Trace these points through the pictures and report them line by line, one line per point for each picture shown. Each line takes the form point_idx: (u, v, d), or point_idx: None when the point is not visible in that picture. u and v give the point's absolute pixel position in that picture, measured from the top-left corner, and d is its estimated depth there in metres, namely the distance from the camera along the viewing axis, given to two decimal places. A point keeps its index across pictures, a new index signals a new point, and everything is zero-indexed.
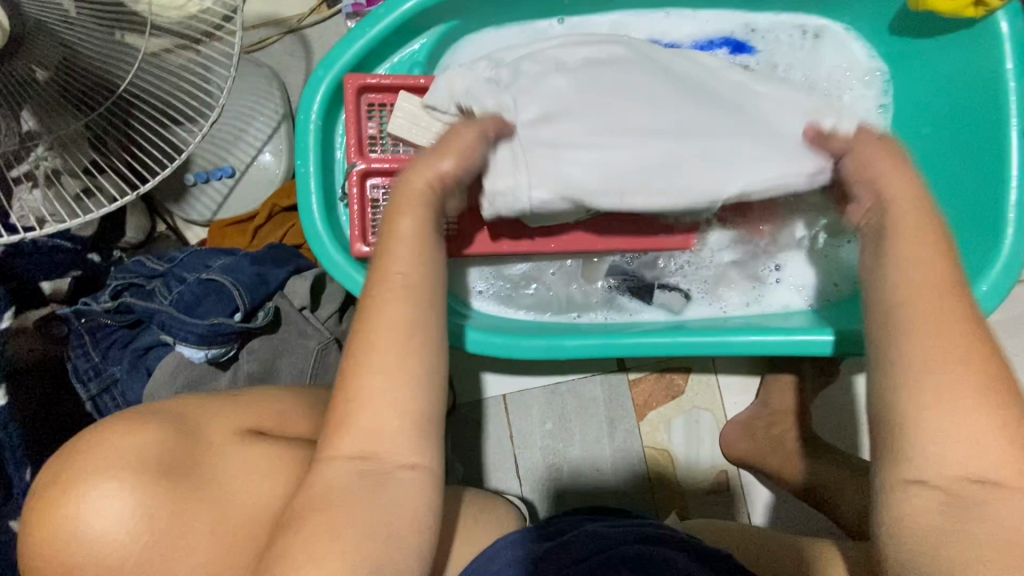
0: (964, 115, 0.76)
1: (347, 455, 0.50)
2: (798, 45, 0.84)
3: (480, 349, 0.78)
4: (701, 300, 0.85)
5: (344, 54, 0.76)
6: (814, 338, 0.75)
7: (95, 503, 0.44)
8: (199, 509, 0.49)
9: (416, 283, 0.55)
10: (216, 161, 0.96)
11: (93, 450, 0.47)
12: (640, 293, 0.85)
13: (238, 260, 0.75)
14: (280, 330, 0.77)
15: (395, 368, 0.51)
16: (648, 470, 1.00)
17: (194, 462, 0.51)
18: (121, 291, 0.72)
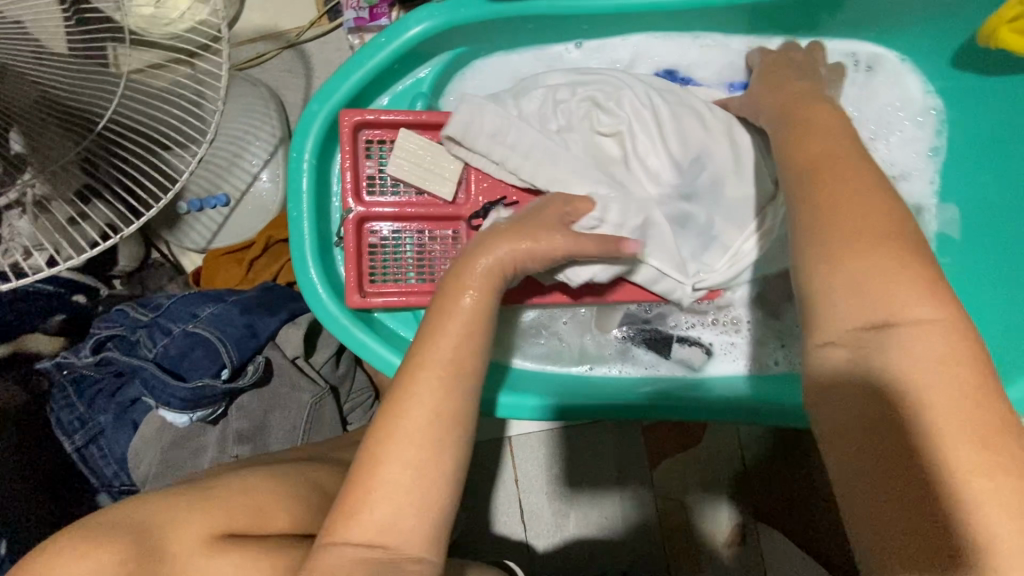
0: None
1: (362, 541, 0.47)
2: (851, 77, 0.75)
3: (508, 414, 0.74)
4: (724, 356, 0.79)
5: (341, 88, 0.70)
6: None
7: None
8: None
9: (457, 363, 0.53)
10: (210, 188, 0.91)
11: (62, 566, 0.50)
12: (657, 346, 0.79)
13: (227, 308, 0.71)
14: (271, 383, 0.72)
15: (410, 457, 0.49)
16: (658, 522, 0.94)
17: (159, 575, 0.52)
18: (104, 343, 0.68)
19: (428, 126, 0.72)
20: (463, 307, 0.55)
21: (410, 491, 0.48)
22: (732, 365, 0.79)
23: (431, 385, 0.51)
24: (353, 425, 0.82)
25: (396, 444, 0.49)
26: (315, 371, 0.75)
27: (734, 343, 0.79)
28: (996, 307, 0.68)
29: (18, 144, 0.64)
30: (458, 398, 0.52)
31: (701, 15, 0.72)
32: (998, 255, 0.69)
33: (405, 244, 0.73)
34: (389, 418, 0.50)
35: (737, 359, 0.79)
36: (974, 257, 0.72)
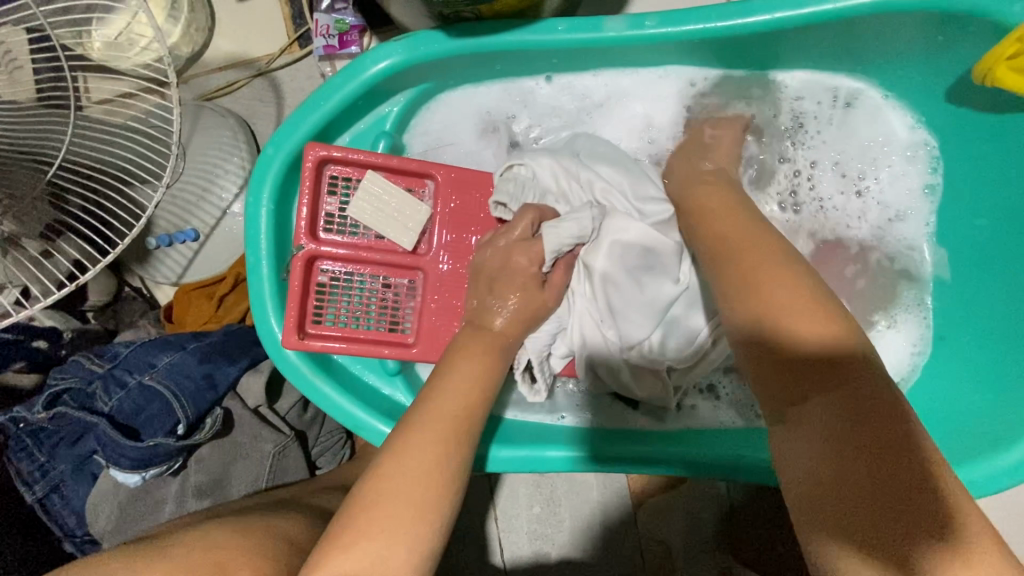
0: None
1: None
2: (827, 115, 0.72)
3: (497, 468, 0.70)
4: (700, 401, 0.76)
5: (296, 129, 0.67)
6: None
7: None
8: None
9: (460, 420, 0.56)
10: (178, 223, 0.89)
11: None
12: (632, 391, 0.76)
13: (185, 358, 0.69)
14: (232, 434, 0.70)
15: (405, 506, 0.49)
16: (643, 562, 0.92)
17: None
18: (58, 397, 0.66)
19: (392, 169, 0.69)
20: (468, 371, 0.60)
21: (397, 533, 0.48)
22: (710, 411, 0.75)
23: (441, 442, 0.54)
24: (322, 470, 0.80)
25: (395, 493, 0.49)
26: (279, 420, 0.73)
27: (710, 388, 0.76)
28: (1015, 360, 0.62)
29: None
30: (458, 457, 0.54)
31: (677, 47, 0.67)
32: (995, 297, 0.65)
33: (367, 288, 0.70)
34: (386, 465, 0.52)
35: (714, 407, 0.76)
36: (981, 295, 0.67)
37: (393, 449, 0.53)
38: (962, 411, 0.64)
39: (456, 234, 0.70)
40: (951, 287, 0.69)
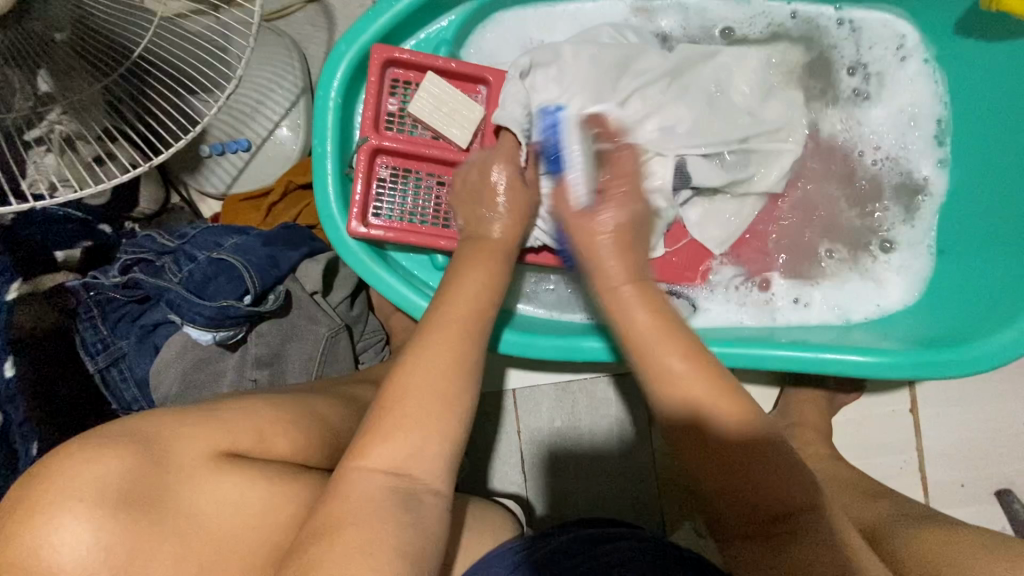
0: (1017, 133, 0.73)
1: (384, 467, 0.49)
2: (885, 53, 0.81)
3: (501, 349, 0.75)
4: (712, 309, 0.81)
5: (369, 28, 0.72)
6: (864, 359, 0.69)
7: (60, 540, 0.45)
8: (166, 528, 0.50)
9: (470, 307, 0.60)
10: (231, 134, 0.93)
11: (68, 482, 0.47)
12: None
13: (250, 240, 0.73)
14: (290, 315, 0.74)
15: (428, 402, 0.52)
16: (656, 475, 0.97)
17: (163, 489, 0.51)
18: (131, 266, 0.72)
19: (454, 75, 0.75)
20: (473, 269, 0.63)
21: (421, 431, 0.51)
22: (724, 315, 0.81)
23: (453, 353, 0.56)
24: (366, 365, 0.84)
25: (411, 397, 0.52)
26: (331, 308, 0.77)
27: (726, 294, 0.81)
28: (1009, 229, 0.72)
29: (46, 83, 0.67)
30: (463, 356, 0.56)
31: None
32: (990, 220, 0.75)
33: (420, 184, 0.76)
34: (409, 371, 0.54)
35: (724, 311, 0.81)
36: (975, 192, 0.77)
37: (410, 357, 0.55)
38: (962, 312, 0.73)
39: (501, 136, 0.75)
40: (958, 210, 0.78)
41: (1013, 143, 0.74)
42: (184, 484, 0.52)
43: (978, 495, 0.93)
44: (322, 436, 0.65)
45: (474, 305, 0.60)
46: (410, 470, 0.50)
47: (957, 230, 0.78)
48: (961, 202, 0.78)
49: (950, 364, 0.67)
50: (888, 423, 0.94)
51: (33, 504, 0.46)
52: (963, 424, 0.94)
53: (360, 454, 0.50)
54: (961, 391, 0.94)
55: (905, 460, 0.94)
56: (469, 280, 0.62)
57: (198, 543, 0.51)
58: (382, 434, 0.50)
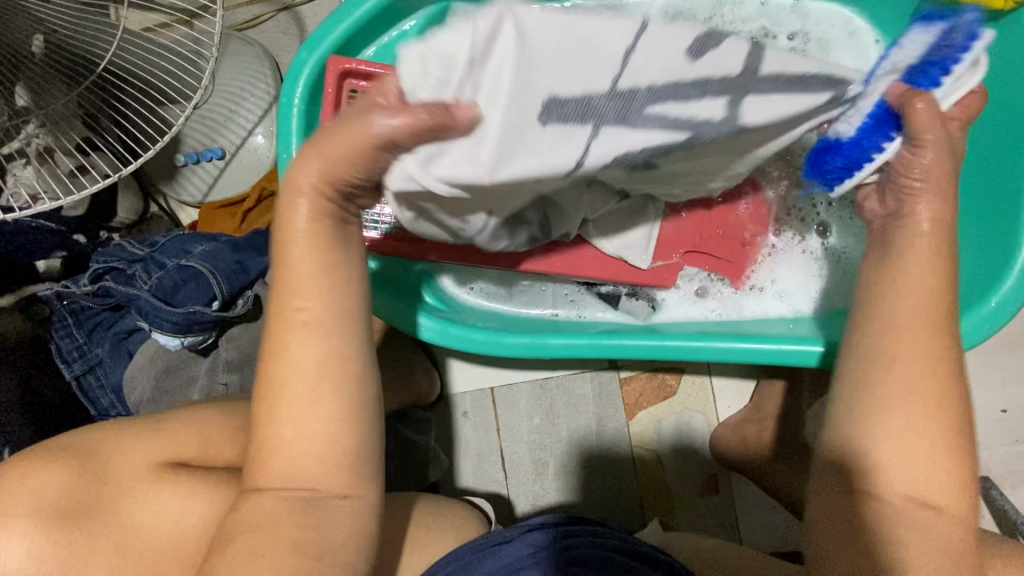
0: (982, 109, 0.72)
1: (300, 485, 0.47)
2: (845, 39, 0.81)
3: (465, 348, 0.76)
4: (671, 307, 0.83)
5: (329, 36, 0.74)
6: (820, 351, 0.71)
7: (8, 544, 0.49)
8: (98, 540, 0.51)
9: (317, 317, 0.48)
10: (206, 142, 0.94)
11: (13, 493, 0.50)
12: (607, 298, 0.83)
13: (218, 246, 0.74)
14: (261, 318, 0.76)
15: (310, 392, 0.47)
16: (637, 470, 0.98)
17: (102, 502, 0.52)
18: (102, 275, 0.73)
19: None
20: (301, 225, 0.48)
21: (331, 422, 0.47)
22: (686, 310, 0.83)
23: (320, 366, 0.47)
24: None
25: (290, 403, 0.47)
26: None
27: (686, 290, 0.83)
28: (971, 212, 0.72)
29: (23, 96, 0.69)
30: (348, 378, 0.48)
31: None
32: (951, 200, 0.75)
33: None
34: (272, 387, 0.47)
35: (689, 305, 0.83)
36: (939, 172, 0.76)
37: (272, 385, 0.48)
38: None
39: None
40: None
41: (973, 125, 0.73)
42: (125, 495, 0.53)
43: None
44: None
45: (342, 303, 0.49)
46: (316, 485, 0.47)
47: None
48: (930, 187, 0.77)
49: None
50: None
51: None
52: None
53: (265, 458, 0.47)
54: None
55: None
56: (320, 288, 0.48)
57: (140, 549, 0.52)
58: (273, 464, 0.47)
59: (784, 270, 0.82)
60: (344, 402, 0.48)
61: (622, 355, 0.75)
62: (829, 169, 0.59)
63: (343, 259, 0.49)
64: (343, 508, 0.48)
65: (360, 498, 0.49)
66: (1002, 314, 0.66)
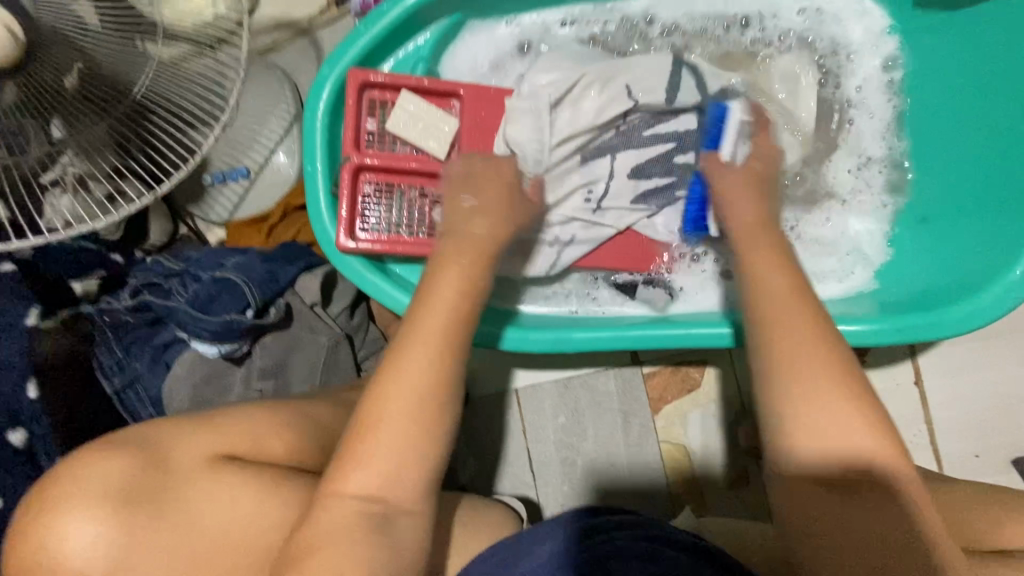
0: (990, 77, 0.72)
1: (354, 493, 0.51)
2: (855, 21, 0.82)
3: (487, 343, 0.77)
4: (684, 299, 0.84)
5: (348, 51, 0.77)
6: (862, 330, 0.69)
7: (73, 528, 0.51)
8: (164, 528, 0.54)
9: (451, 327, 0.58)
10: (231, 163, 0.98)
11: (75, 483, 0.52)
12: (624, 288, 0.84)
13: (250, 258, 0.77)
14: (292, 326, 0.78)
15: (399, 429, 0.52)
16: (665, 466, 0.98)
17: (164, 486, 0.55)
18: (140, 290, 0.76)
19: (427, 91, 0.78)
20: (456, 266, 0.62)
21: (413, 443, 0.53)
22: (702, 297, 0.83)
23: (421, 383, 0.54)
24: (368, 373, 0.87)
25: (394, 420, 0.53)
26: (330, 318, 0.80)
27: (700, 277, 0.84)
28: (991, 180, 0.71)
29: (57, 130, 0.71)
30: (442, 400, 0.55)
31: None
32: (965, 175, 0.74)
33: (406, 197, 0.79)
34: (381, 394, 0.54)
35: (707, 292, 0.84)
36: (951, 146, 0.76)
37: (383, 383, 0.54)
38: (945, 270, 0.73)
39: (484, 116, 0.80)
40: (935, 162, 0.78)
41: (987, 113, 0.72)
42: (184, 483, 0.56)
43: (993, 465, 0.92)
44: (320, 435, 0.67)
45: (453, 323, 0.58)
46: (384, 496, 0.52)
47: (946, 189, 0.76)
48: (944, 158, 0.77)
49: (936, 325, 0.67)
50: (893, 398, 0.94)
51: (49, 509, 0.51)
52: (971, 392, 0.93)
53: (340, 476, 0.51)
54: (968, 360, 0.93)
55: (915, 433, 0.93)
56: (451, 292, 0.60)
57: (202, 537, 0.55)
58: (354, 461, 0.52)
59: (806, 246, 0.82)
60: (431, 436, 0.54)
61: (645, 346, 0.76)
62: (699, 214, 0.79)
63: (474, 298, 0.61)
64: (410, 525, 0.52)
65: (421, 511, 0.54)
66: None
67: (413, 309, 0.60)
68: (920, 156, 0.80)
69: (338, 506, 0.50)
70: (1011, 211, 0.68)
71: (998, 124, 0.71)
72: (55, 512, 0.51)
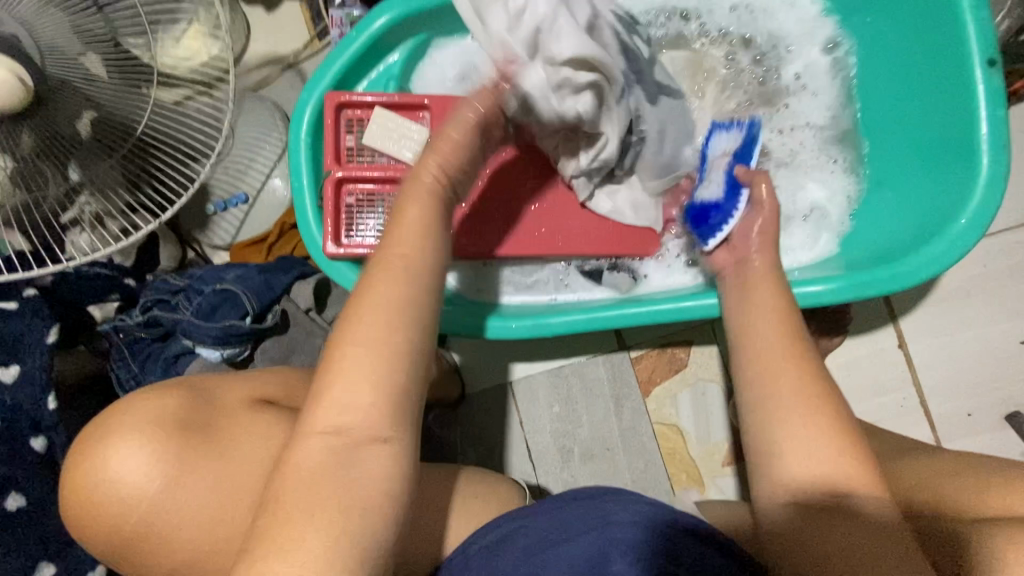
0: (908, 39, 0.77)
1: (322, 425, 0.50)
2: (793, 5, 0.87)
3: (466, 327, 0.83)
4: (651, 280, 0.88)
5: (324, 76, 0.85)
6: (823, 288, 0.72)
7: (124, 452, 0.60)
8: (197, 465, 0.62)
9: (412, 256, 0.56)
10: (231, 190, 1.06)
11: (130, 413, 0.63)
12: (593, 274, 0.89)
13: (248, 270, 0.84)
14: (288, 330, 0.85)
15: (369, 353, 0.51)
16: (659, 446, 1.01)
17: (206, 418, 0.65)
18: (150, 306, 0.83)
19: (398, 105, 0.85)
20: (413, 216, 0.58)
21: (386, 370, 0.51)
22: (670, 277, 0.87)
23: (392, 305, 0.53)
24: None
25: (352, 355, 0.51)
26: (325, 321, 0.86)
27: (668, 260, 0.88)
28: (931, 135, 0.75)
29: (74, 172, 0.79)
30: (412, 326, 0.53)
31: None
32: (910, 135, 0.78)
33: (386, 204, 0.84)
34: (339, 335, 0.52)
35: (674, 275, 0.87)
36: (889, 109, 0.80)
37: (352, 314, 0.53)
38: (896, 223, 0.77)
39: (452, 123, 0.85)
40: (879, 125, 0.82)
41: (921, 70, 0.76)
42: (221, 416, 0.66)
43: (988, 423, 0.92)
44: None
45: (417, 251, 0.57)
46: (349, 424, 0.50)
47: (890, 147, 0.81)
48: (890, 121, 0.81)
49: (890, 279, 0.70)
50: (878, 363, 0.95)
51: (107, 432, 0.62)
52: (957, 352, 0.94)
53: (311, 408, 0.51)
54: (952, 319, 0.94)
55: (905, 396, 0.94)
56: (418, 216, 0.59)
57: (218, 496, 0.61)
58: (324, 390, 0.51)
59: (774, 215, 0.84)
60: (384, 377, 0.51)
61: (619, 325, 0.80)
62: (712, 223, 0.76)
63: (444, 232, 0.60)
64: (378, 453, 0.50)
65: (396, 443, 0.51)
66: (980, 218, 0.68)
67: (368, 274, 0.56)
68: (866, 121, 0.84)
69: (308, 442, 0.50)
70: (954, 162, 0.72)
71: (921, 81, 0.76)
72: (111, 436, 0.61)
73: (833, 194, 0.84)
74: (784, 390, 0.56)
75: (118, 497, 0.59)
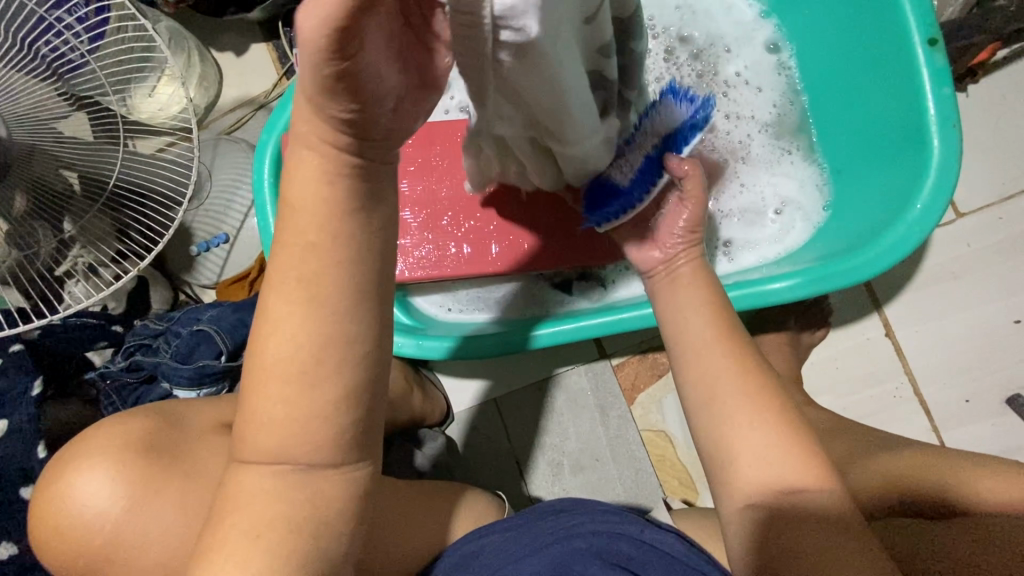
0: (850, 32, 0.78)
1: (263, 462, 0.43)
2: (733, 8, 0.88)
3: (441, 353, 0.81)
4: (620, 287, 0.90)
5: (280, 116, 0.88)
6: (792, 283, 0.70)
7: (91, 480, 0.57)
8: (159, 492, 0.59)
9: (322, 275, 0.41)
10: (213, 231, 1.10)
11: (99, 440, 0.59)
12: (561, 286, 0.90)
13: (223, 310, 0.86)
14: None
15: (294, 392, 0.41)
16: (649, 453, 0.99)
17: (175, 445, 0.62)
18: (133, 351, 0.86)
19: None
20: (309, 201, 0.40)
21: (322, 406, 0.42)
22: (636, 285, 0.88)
23: (309, 332, 0.41)
24: None
25: (271, 376, 0.42)
26: None
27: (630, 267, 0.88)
28: (884, 123, 0.75)
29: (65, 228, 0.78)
30: (346, 350, 0.42)
31: None
32: (864, 124, 0.78)
33: None
34: (255, 343, 0.42)
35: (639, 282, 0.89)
36: (838, 100, 0.81)
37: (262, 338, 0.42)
38: (855, 214, 0.77)
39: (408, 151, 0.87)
40: (830, 118, 0.83)
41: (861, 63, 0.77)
42: (194, 444, 0.63)
43: (987, 408, 0.88)
44: None
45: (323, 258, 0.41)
46: (295, 459, 0.42)
47: (840, 137, 0.81)
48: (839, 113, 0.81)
49: (851, 270, 0.68)
50: (865, 354, 0.92)
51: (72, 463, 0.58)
52: (949, 336, 0.90)
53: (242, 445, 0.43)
54: (940, 304, 0.91)
55: (897, 387, 0.91)
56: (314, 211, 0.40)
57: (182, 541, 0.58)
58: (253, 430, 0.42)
59: (742, 214, 0.84)
60: (322, 395, 0.42)
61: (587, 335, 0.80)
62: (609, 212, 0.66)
63: (353, 225, 0.41)
64: (335, 482, 0.44)
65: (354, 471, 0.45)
66: (937, 204, 0.67)
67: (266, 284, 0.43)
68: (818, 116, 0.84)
69: (245, 478, 0.43)
70: (910, 148, 0.71)
71: (868, 69, 0.76)
72: (77, 466, 0.58)
73: (796, 187, 0.84)
74: (728, 394, 0.57)
75: (84, 533, 0.56)
